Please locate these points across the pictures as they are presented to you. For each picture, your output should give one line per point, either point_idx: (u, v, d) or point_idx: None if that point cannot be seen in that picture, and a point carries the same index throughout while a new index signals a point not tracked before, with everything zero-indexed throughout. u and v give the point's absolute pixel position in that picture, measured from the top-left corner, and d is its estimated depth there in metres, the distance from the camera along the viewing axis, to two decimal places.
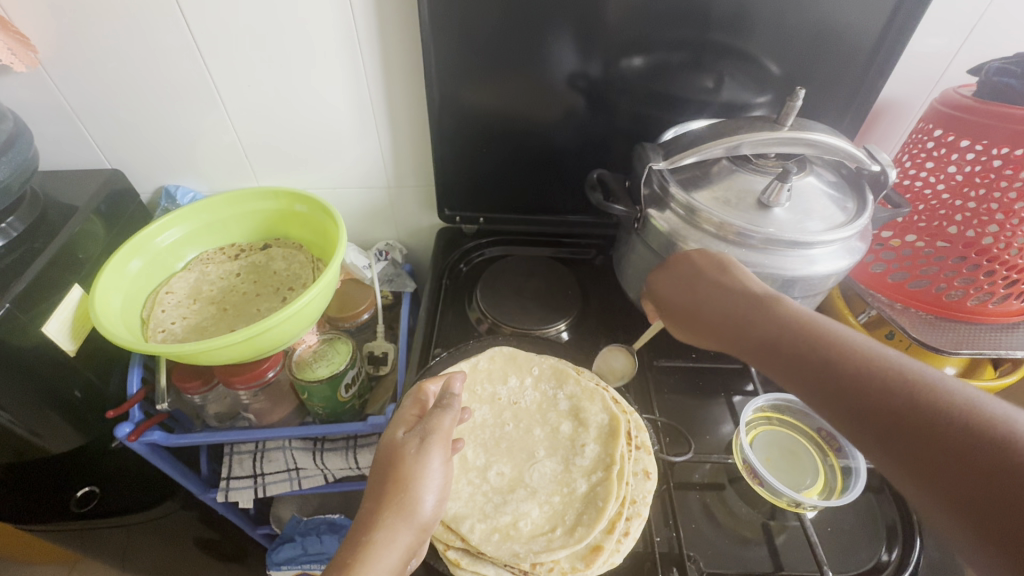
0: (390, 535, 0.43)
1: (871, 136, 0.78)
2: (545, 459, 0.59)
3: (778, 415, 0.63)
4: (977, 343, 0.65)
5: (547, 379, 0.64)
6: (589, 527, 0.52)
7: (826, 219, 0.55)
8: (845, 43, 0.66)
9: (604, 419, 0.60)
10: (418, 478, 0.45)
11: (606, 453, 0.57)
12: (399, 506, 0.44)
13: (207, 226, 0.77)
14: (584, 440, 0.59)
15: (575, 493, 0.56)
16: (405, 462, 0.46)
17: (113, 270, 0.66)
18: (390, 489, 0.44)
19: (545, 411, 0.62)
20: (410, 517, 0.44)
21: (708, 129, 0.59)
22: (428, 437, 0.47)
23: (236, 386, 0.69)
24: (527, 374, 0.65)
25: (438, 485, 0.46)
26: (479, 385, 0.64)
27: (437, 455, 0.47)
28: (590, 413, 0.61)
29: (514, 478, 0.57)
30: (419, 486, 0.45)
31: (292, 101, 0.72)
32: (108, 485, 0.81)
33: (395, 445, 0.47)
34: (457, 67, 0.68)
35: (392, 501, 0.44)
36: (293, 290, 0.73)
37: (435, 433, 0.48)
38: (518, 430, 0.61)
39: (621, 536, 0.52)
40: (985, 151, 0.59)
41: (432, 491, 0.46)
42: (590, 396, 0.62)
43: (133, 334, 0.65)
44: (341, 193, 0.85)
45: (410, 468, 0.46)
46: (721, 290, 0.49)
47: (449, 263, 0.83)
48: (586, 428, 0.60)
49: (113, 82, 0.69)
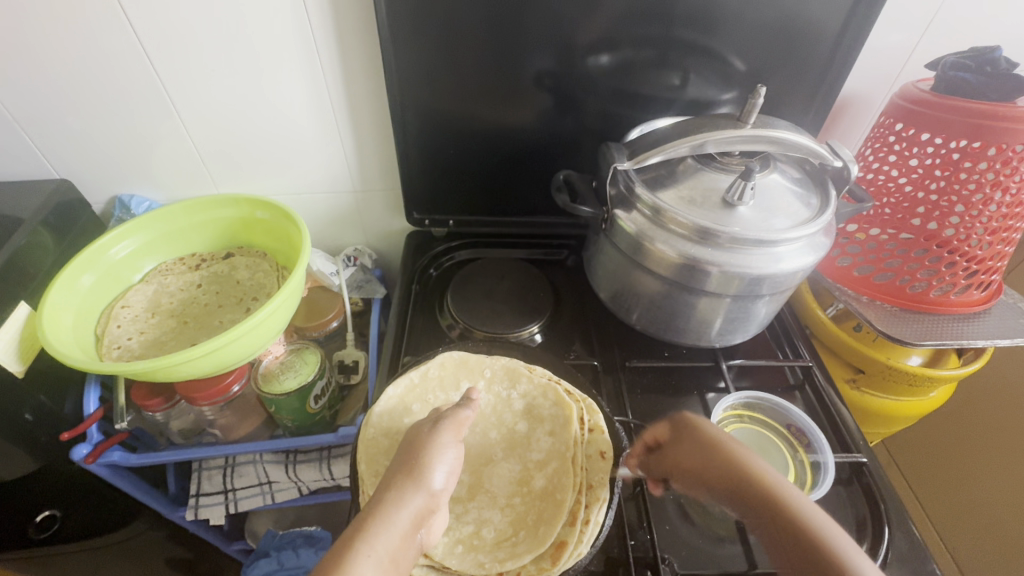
0: (401, 496, 0.42)
1: (836, 131, 0.78)
2: (503, 461, 0.57)
3: (749, 413, 0.63)
4: (940, 333, 0.65)
5: (499, 381, 0.62)
6: (551, 525, 0.51)
7: (791, 216, 0.55)
8: (807, 38, 0.66)
9: (554, 409, 0.59)
10: (431, 449, 0.45)
11: (560, 443, 0.56)
12: (410, 470, 0.44)
13: (165, 236, 0.74)
14: (538, 434, 0.58)
15: (535, 491, 0.54)
16: (421, 437, 0.47)
17: (61, 287, 0.63)
18: (407, 461, 0.45)
19: (500, 413, 0.60)
20: (420, 481, 0.43)
21: (672, 128, 0.59)
22: (441, 419, 0.48)
23: (200, 402, 0.67)
24: (479, 377, 0.62)
25: (451, 461, 0.46)
26: (430, 393, 0.60)
27: (450, 434, 0.47)
28: (544, 408, 0.59)
29: (475, 484, 0.55)
30: (432, 457, 0.45)
31: (249, 106, 0.70)
32: (69, 509, 0.78)
33: (412, 429, 0.48)
34: (419, 67, 0.67)
35: (404, 468, 0.44)
36: (256, 300, 0.71)
37: (449, 418, 0.48)
38: (479, 438, 0.58)
39: (583, 525, 0.50)
40: (944, 144, 0.60)
41: (443, 464, 0.45)
42: (543, 392, 0.60)
43: (86, 352, 0.62)
44: (306, 198, 0.83)
45: (423, 442, 0.46)
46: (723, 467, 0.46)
47: (419, 268, 0.81)
48: (540, 423, 0.59)
49: (60, 90, 0.66)
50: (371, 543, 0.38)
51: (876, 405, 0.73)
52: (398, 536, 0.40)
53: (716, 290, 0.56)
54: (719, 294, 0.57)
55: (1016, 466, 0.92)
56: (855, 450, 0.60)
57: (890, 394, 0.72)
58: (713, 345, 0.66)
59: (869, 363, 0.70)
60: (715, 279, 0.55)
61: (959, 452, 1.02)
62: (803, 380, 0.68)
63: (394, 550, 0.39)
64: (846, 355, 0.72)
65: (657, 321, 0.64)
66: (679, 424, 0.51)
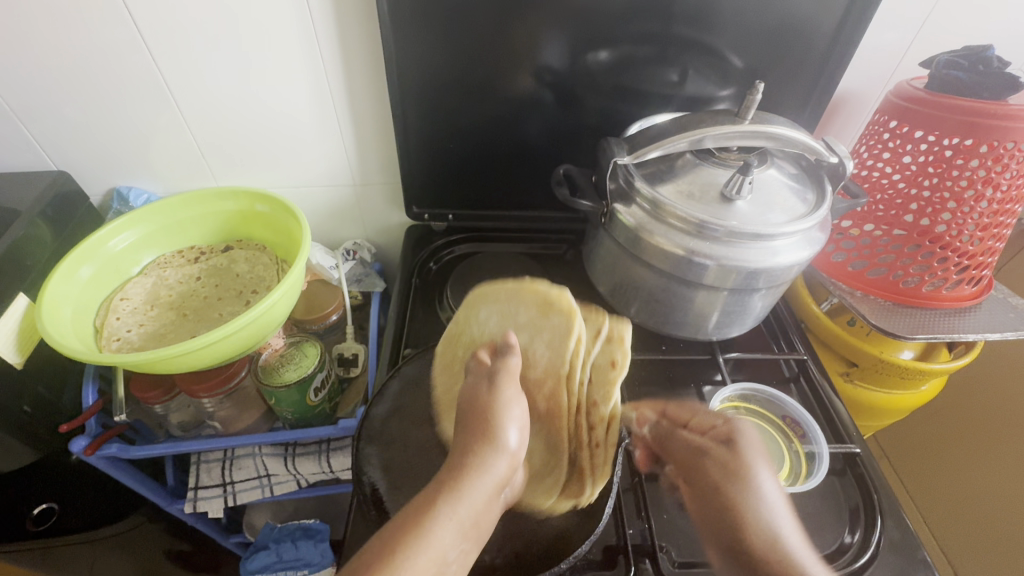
0: (482, 462, 0.43)
1: (830, 129, 0.79)
2: None
3: (745, 404, 0.64)
4: (932, 327, 0.67)
5: (508, 302, 0.59)
6: (564, 446, 0.54)
7: (788, 210, 0.56)
8: (803, 37, 0.67)
9: (559, 320, 0.54)
10: (499, 409, 0.46)
11: (560, 357, 0.54)
12: (486, 434, 0.44)
13: (163, 228, 0.74)
14: (537, 345, 0.56)
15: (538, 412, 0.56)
16: (481, 399, 0.47)
17: (60, 278, 0.63)
18: (480, 422, 0.45)
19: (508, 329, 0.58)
20: (499, 444, 0.44)
21: (672, 123, 0.60)
22: (496, 375, 0.49)
23: (200, 394, 0.67)
24: (485, 304, 0.60)
25: (520, 416, 0.47)
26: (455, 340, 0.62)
27: (511, 387, 0.48)
28: (551, 316, 0.55)
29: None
30: (503, 417, 0.46)
31: (249, 98, 0.70)
32: (67, 501, 0.78)
33: (471, 386, 0.49)
34: (422, 63, 0.67)
35: (480, 430, 0.45)
36: (256, 293, 0.71)
37: (503, 372, 0.49)
38: None
39: (595, 448, 0.52)
40: (937, 141, 0.61)
41: (515, 422, 0.46)
42: (547, 300, 0.56)
43: (86, 344, 0.62)
44: (305, 192, 0.83)
45: (489, 402, 0.47)
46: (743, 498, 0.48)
47: (418, 262, 0.81)
48: (541, 332, 0.56)
49: (59, 81, 0.66)
50: (454, 507, 0.39)
51: (870, 397, 0.74)
52: (482, 501, 0.41)
53: (714, 284, 0.57)
54: (716, 287, 0.58)
55: (1005, 458, 0.94)
56: (849, 441, 0.61)
57: (884, 388, 0.73)
58: (710, 339, 0.67)
59: (862, 355, 0.71)
60: (713, 273, 0.56)
61: (949, 445, 1.04)
62: (798, 374, 0.69)
63: (477, 513, 0.40)
64: (839, 348, 0.74)
65: (655, 314, 0.65)
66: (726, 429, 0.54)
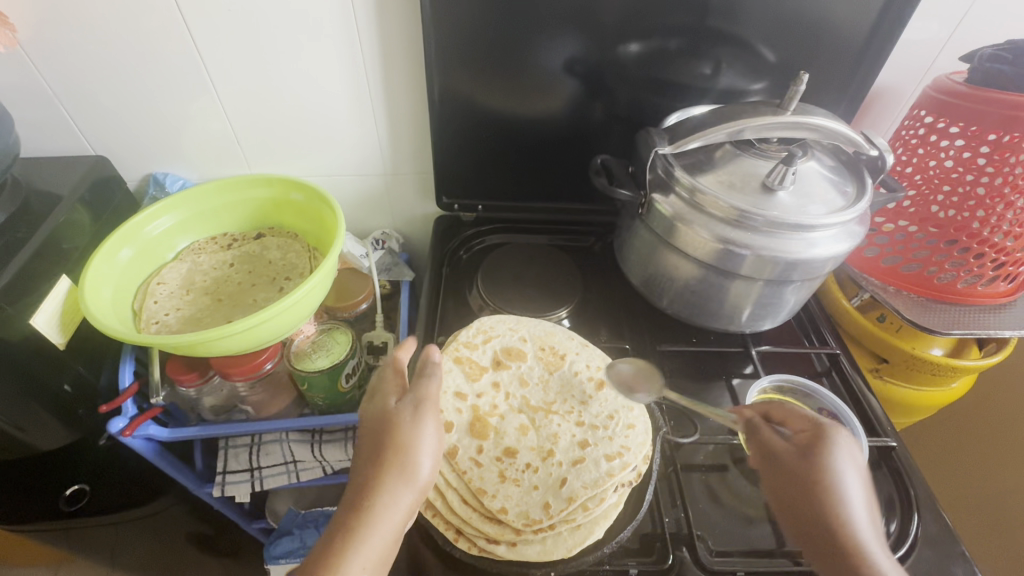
0: (392, 498, 0.43)
1: (863, 123, 0.79)
2: (562, 422, 0.59)
3: (780, 396, 0.65)
4: (967, 323, 0.67)
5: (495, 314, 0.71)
6: (470, 516, 0.52)
7: (828, 203, 0.55)
8: (840, 31, 0.67)
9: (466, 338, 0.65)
10: (412, 442, 0.45)
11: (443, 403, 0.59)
12: (399, 469, 0.44)
13: (198, 215, 0.74)
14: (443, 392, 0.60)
15: (500, 458, 0.56)
16: (401, 430, 0.46)
17: (101, 261, 0.63)
18: (392, 458, 0.44)
19: (508, 354, 0.64)
20: (410, 479, 0.44)
21: (710, 114, 0.60)
22: (419, 405, 0.48)
23: (234, 377, 0.68)
24: (512, 319, 0.68)
25: (433, 448, 0.46)
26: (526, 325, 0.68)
27: (433, 420, 0.47)
28: (493, 331, 0.66)
29: (547, 449, 0.57)
30: (418, 449, 0.45)
31: (284, 84, 0.70)
32: (98, 482, 0.79)
33: (387, 412, 0.47)
34: (457, 54, 0.68)
35: (391, 466, 0.44)
36: (290, 280, 0.71)
37: (427, 401, 0.48)
38: (540, 433, 0.59)
39: (484, 520, 0.52)
40: (976, 136, 0.61)
41: (428, 454, 0.46)
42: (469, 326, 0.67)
43: (125, 325, 0.63)
44: (336, 180, 0.83)
45: (405, 434, 0.46)
46: (826, 509, 0.43)
47: (449, 251, 0.82)
48: (456, 373, 0.61)
49: (103, 68, 0.67)
50: (362, 554, 0.41)
51: (899, 394, 0.74)
52: (386, 542, 0.42)
53: (750, 274, 0.57)
54: (752, 278, 0.58)
55: None
56: (884, 435, 0.61)
57: (913, 384, 0.73)
58: (742, 332, 0.67)
59: (893, 351, 0.71)
60: (749, 263, 0.56)
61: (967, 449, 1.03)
62: (830, 368, 0.69)
63: (384, 550, 0.42)
64: (868, 343, 0.73)
65: (689, 306, 0.65)
66: (813, 435, 0.47)
